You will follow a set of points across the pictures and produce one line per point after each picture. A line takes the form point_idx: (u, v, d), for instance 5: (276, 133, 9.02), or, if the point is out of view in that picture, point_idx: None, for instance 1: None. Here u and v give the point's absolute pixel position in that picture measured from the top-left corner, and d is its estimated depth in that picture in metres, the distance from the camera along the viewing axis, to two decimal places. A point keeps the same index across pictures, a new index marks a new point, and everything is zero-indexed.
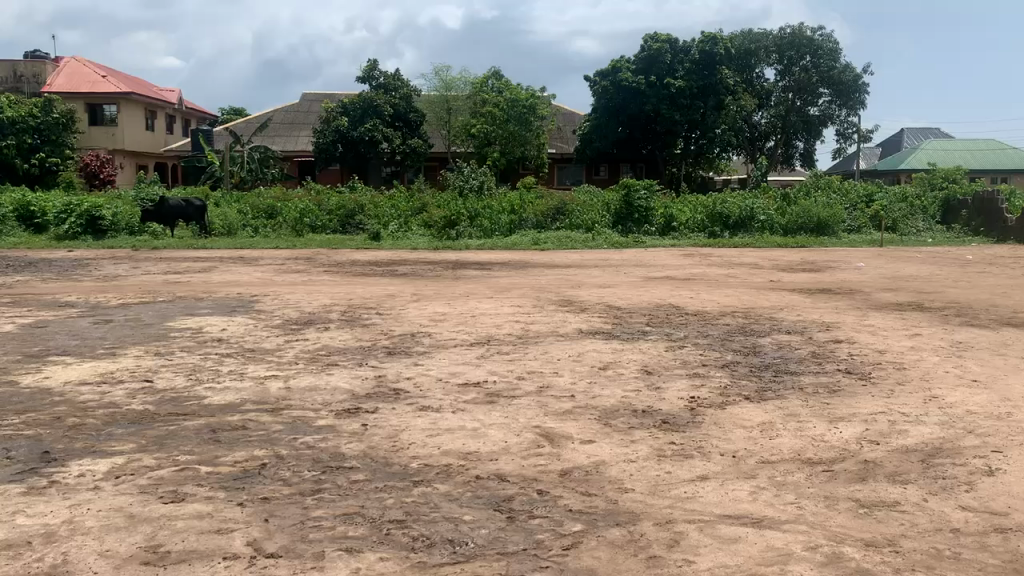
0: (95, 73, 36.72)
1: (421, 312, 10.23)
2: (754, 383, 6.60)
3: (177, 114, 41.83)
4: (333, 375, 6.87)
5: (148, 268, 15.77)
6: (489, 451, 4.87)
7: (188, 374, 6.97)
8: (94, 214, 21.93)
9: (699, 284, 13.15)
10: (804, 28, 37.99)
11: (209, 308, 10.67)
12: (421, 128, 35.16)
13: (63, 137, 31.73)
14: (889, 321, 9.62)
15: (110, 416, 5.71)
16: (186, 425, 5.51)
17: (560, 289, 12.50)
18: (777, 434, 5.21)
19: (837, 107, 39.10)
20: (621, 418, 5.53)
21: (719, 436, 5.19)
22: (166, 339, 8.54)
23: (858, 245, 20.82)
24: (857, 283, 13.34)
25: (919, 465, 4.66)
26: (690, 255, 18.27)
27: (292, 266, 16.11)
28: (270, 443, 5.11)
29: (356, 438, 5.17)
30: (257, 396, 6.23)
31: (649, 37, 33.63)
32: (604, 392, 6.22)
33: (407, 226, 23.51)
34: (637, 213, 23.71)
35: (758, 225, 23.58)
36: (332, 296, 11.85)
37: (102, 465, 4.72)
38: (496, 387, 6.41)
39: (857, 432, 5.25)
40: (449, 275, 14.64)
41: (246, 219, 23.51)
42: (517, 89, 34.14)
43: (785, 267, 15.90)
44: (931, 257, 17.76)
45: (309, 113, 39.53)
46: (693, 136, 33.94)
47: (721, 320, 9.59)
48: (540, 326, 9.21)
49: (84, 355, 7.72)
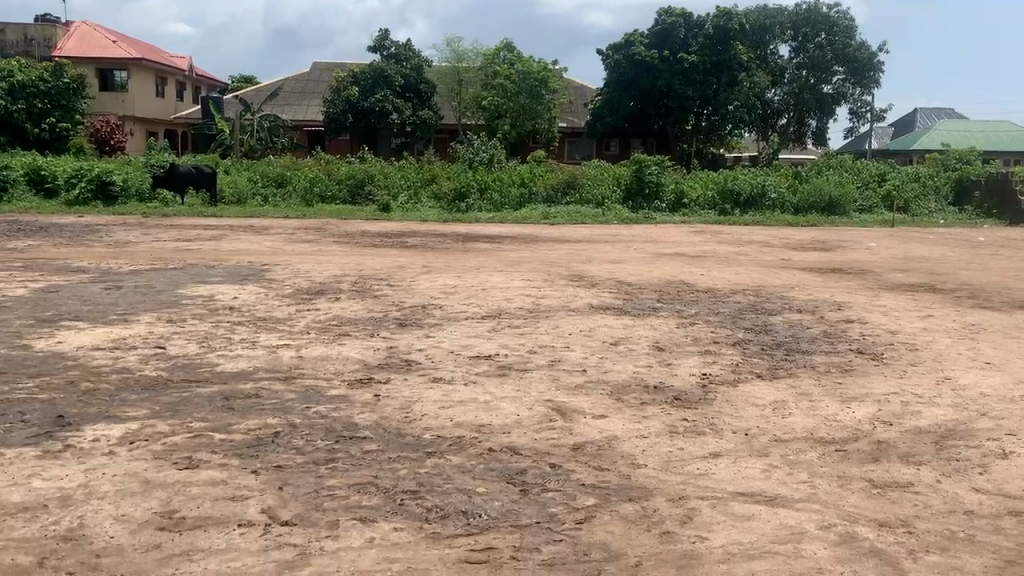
0: (106, 38, 36.55)
1: (432, 284, 10.24)
2: (767, 362, 6.59)
3: (188, 81, 41.71)
4: (345, 345, 6.89)
5: (159, 234, 15.79)
6: (501, 424, 4.87)
7: (201, 341, 6.99)
8: (104, 179, 21.95)
9: (710, 261, 13.12)
10: (820, 4, 37.69)
11: (220, 276, 10.69)
12: (432, 100, 34.93)
13: (73, 103, 31.67)
14: (901, 302, 9.57)
15: (124, 382, 5.73)
16: (199, 393, 5.53)
17: (571, 263, 12.48)
18: (790, 413, 5.20)
19: (851, 85, 38.74)
20: (633, 393, 5.53)
21: (732, 413, 5.18)
22: (179, 306, 8.56)
23: (869, 226, 20.70)
24: (869, 263, 13.27)
25: (933, 446, 4.65)
26: (700, 233, 18.23)
27: (303, 236, 16.13)
28: (283, 412, 5.13)
29: (368, 408, 5.19)
30: (269, 365, 6.25)
31: (663, 11, 33.51)
32: (617, 367, 6.23)
33: (416, 197, 23.48)
34: (647, 189, 23.53)
35: (769, 203, 23.44)
36: (342, 266, 11.85)
37: (117, 430, 4.74)
38: (508, 360, 6.42)
39: (869, 412, 5.25)
40: (459, 248, 14.63)
41: (257, 188, 23.52)
42: (529, 62, 33.96)
43: (796, 245, 15.84)
44: (943, 238, 17.61)
45: (319, 82, 39.32)
46: (705, 112, 33.61)
47: (732, 298, 9.57)
48: (551, 300, 9.20)
49: (97, 320, 7.75)
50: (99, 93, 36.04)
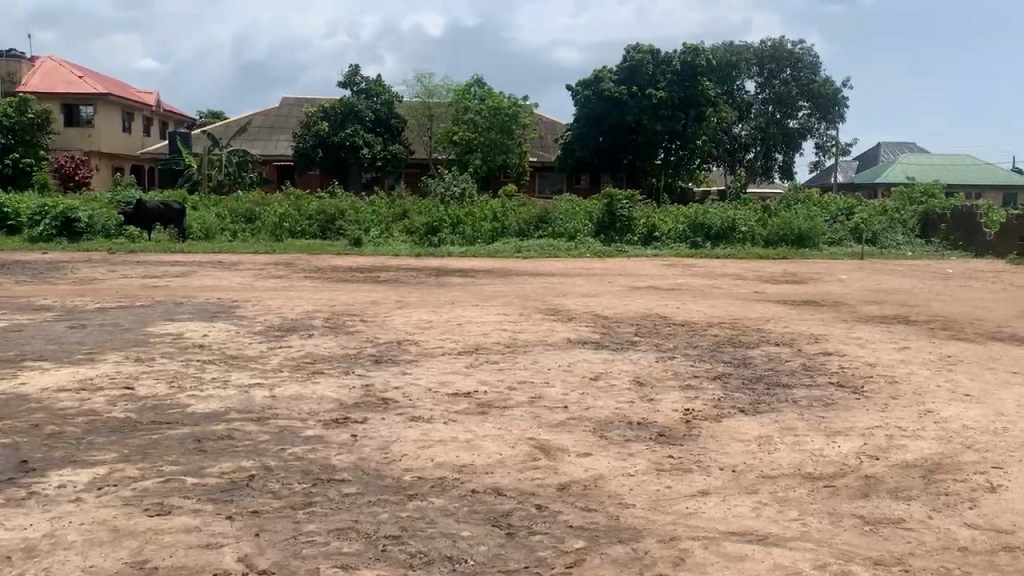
0: (72, 74, 36.31)
1: (407, 319, 10.11)
2: (749, 396, 6.52)
3: (156, 116, 41.45)
4: (320, 383, 6.73)
5: (125, 271, 15.54)
6: (484, 464, 4.75)
7: (169, 381, 6.79)
8: (69, 216, 21.63)
9: (685, 294, 13.14)
10: (784, 41, 38.53)
11: (189, 313, 10.48)
12: (403, 134, 34.91)
13: (38, 138, 31.30)
14: (876, 334, 9.61)
15: (90, 425, 5.52)
16: (169, 435, 5.34)
17: (545, 297, 12.43)
18: (775, 448, 5.14)
19: (816, 120, 39.42)
20: (616, 430, 5.44)
21: (717, 449, 5.10)
22: (146, 345, 8.34)
23: (839, 258, 20.89)
24: (842, 295, 13.37)
25: (921, 480, 4.60)
26: (672, 265, 18.29)
27: (273, 271, 15.97)
28: (257, 454, 4.96)
29: (346, 449, 5.04)
30: (241, 405, 6.06)
31: (631, 47, 33.90)
32: (598, 403, 6.13)
33: (388, 232, 23.35)
34: (619, 223, 23.67)
35: (739, 236, 23.58)
36: (314, 302, 11.68)
37: (83, 476, 4.55)
38: (487, 397, 6.29)
39: (855, 446, 5.20)
40: (433, 282, 14.55)
41: (225, 223, 23.30)
42: (499, 98, 34.16)
43: (768, 278, 15.92)
44: (911, 270, 17.74)
45: (289, 118, 39.26)
46: (673, 146, 33.86)
47: (709, 331, 9.54)
48: (527, 334, 9.10)
49: (61, 360, 7.52)
50: (64, 129, 35.67)
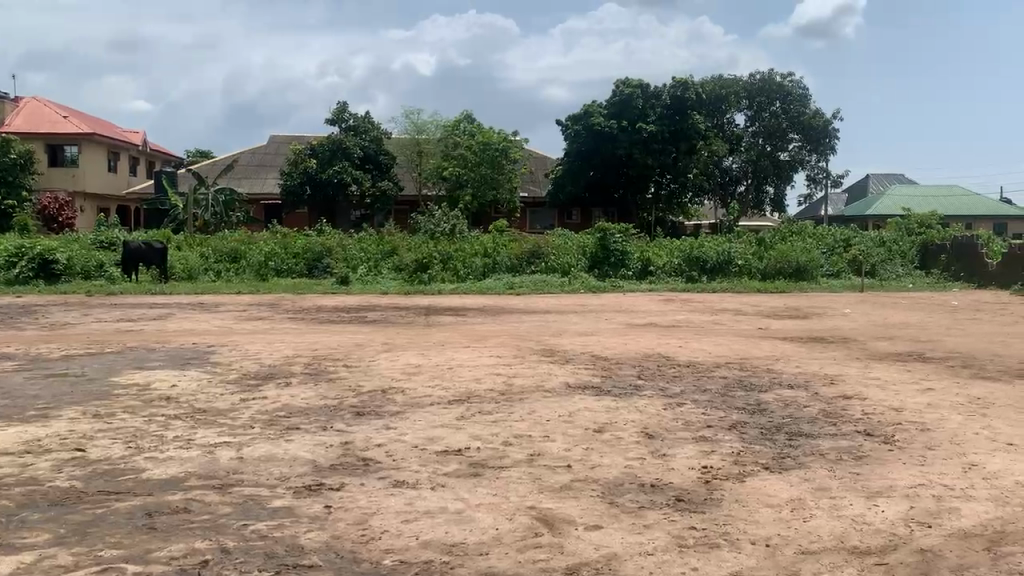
0: (56, 114, 35.85)
1: (393, 364, 9.44)
2: (771, 450, 5.88)
3: (142, 156, 40.93)
4: (293, 441, 6.05)
5: (100, 315, 14.85)
6: (476, 544, 4.08)
7: (127, 441, 6.09)
8: (47, 258, 20.78)
9: (686, 331, 12.55)
10: (773, 74, 38.38)
11: (161, 361, 9.80)
12: (392, 171, 34.47)
13: (21, 179, 30.71)
14: (895, 373, 8.97)
15: (26, 497, 4.82)
16: (116, 509, 4.66)
17: (541, 337, 11.81)
18: (811, 516, 4.48)
19: (807, 152, 39.35)
20: (628, 495, 4.78)
21: (745, 517, 4.46)
22: (108, 398, 7.63)
23: (840, 291, 20.38)
24: (850, 331, 12.79)
25: (986, 555, 3.95)
26: (670, 301, 17.75)
27: (255, 313, 15.29)
28: (214, 533, 4.28)
29: (318, 525, 4.36)
30: (204, 470, 5.37)
31: (620, 82, 33.61)
32: (605, 461, 5.47)
33: (376, 270, 22.68)
34: (613, 257, 23.16)
35: (736, 270, 23.09)
36: (294, 346, 10.99)
37: (4, 566, 3.85)
38: (480, 456, 5.62)
39: (900, 510, 4.55)
40: (422, 322, 13.94)
41: (209, 263, 22.60)
42: (490, 133, 33.83)
43: (769, 313, 15.41)
44: (916, 303, 17.26)
45: (276, 156, 38.82)
46: (664, 180, 33.80)
47: (717, 373, 8.90)
48: (523, 380, 8.43)
49: (10, 418, 6.81)
50: (48, 169, 35.08)
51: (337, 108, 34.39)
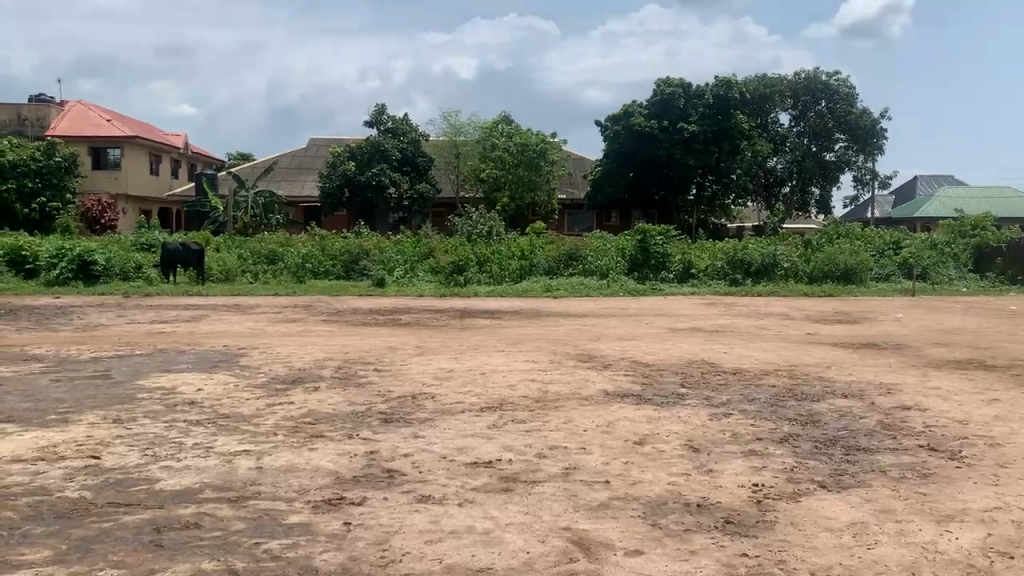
0: (100, 117, 36.31)
1: (424, 368, 9.12)
2: (827, 466, 5.44)
3: (184, 159, 41.30)
4: (315, 451, 5.74)
5: (134, 316, 14.76)
6: (504, 569, 3.72)
7: (144, 449, 5.82)
8: (85, 260, 20.88)
9: (731, 336, 12.07)
10: (819, 73, 37.63)
11: (189, 363, 9.59)
12: (429, 173, 34.37)
13: (65, 182, 31.05)
14: (957, 382, 8.41)
15: (32, 509, 4.56)
16: (123, 522, 4.37)
17: (578, 341, 11.42)
18: (876, 542, 4.04)
19: (853, 152, 38.41)
20: (672, 516, 4.39)
21: (802, 543, 4.04)
22: (130, 402, 7.41)
23: (890, 295, 19.66)
24: (903, 337, 12.19)
25: None
26: (714, 305, 17.24)
27: (290, 314, 15.11)
28: (223, 552, 3.97)
29: (334, 544, 4.03)
30: (220, 480, 5.09)
31: (661, 81, 33.14)
32: (646, 477, 5.07)
33: (412, 272, 22.46)
34: (653, 259, 22.65)
35: (782, 273, 22.44)
36: (325, 349, 10.73)
37: None
38: (512, 469, 5.25)
39: (977, 537, 4.10)
40: (457, 324, 13.62)
41: (246, 265, 22.52)
42: (528, 134, 33.51)
43: (817, 317, 14.83)
44: (971, 307, 16.53)
45: (315, 158, 38.90)
46: (706, 181, 33.23)
47: (764, 381, 8.45)
48: (559, 386, 8.05)
49: (30, 422, 6.60)
50: (92, 171, 35.51)
51: (375, 110, 34.27)
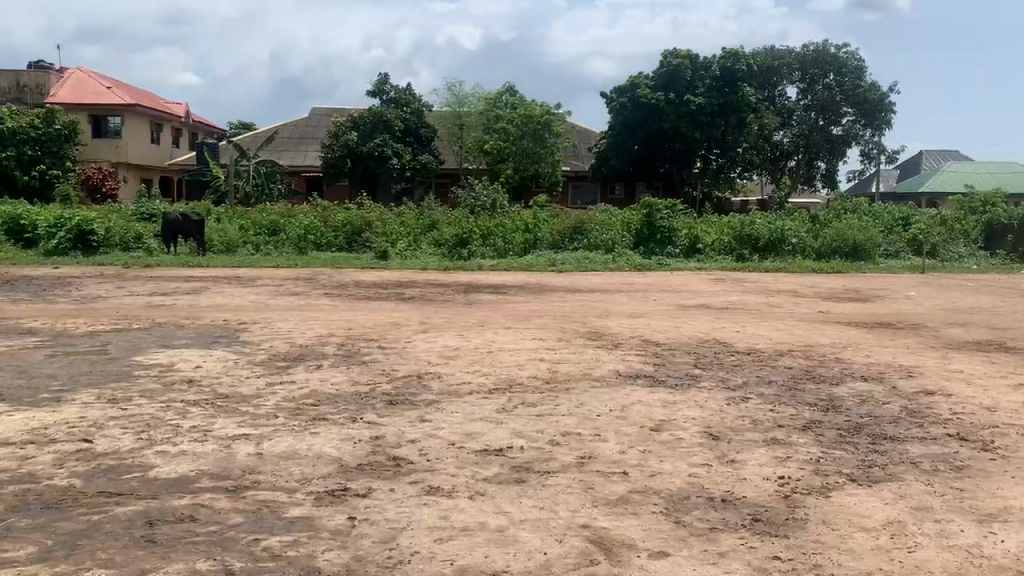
0: (100, 84, 35.78)
1: (429, 346, 8.86)
2: (855, 457, 5.17)
3: (185, 127, 40.84)
4: (318, 435, 5.48)
5: (133, 288, 14.47)
6: (522, 572, 3.48)
7: (139, 432, 5.56)
8: (84, 229, 20.55)
9: (743, 314, 11.80)
10: (828, 45, 36.95)
11: (188, 338, 9.32)
12: (432, 144, 33.92)
13: (65, 150, 30.66)
14: (980, 366, 8.14)
15: (19, 499, 4.31)
16: (114, 515, 4.12)
17: (587, 318, 11.14)
18: (916, 544, 3.79)
19: (861, 127, 37.75)
20: (695, 512, 4.14)
21: (837, 544, 3.79)
22: (128, 380, 7.15)
23: (899, 272, 19.35)
24: (918, 316, 11.92)
25: None
26: (722, 281, 16.94)
27: (292, 288, 14.79)
28: (221, 550, 3.72)
29: (338, 542, 3.78)
30: (218, 468, 4.84)
31: (668, 52, 32.56)
32: (665, 468, 4.82)
33: (416, 244, 22.13)
34: (659, 234, 22.34)
35: (789, 248, 22.10)
36: (328, 324, 10.46)
37: None
38: (525, 458, 5.00)
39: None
40: (462, 299, 13.33)
41: (248, 236, 22.21)
42: (532, 105, 32.95)
43: (829, 295, 14.53)
44: (983, 285, 16.27)
45: (317, 128, 38.41)
46: (712, 154, 32.66)
47: (780, 362, 8.19)
48: (569, 366, 7.81)
49: (21, 401, 6.33)
50: (91, 140, 35.09)
51: (379, 79, 33.74)
